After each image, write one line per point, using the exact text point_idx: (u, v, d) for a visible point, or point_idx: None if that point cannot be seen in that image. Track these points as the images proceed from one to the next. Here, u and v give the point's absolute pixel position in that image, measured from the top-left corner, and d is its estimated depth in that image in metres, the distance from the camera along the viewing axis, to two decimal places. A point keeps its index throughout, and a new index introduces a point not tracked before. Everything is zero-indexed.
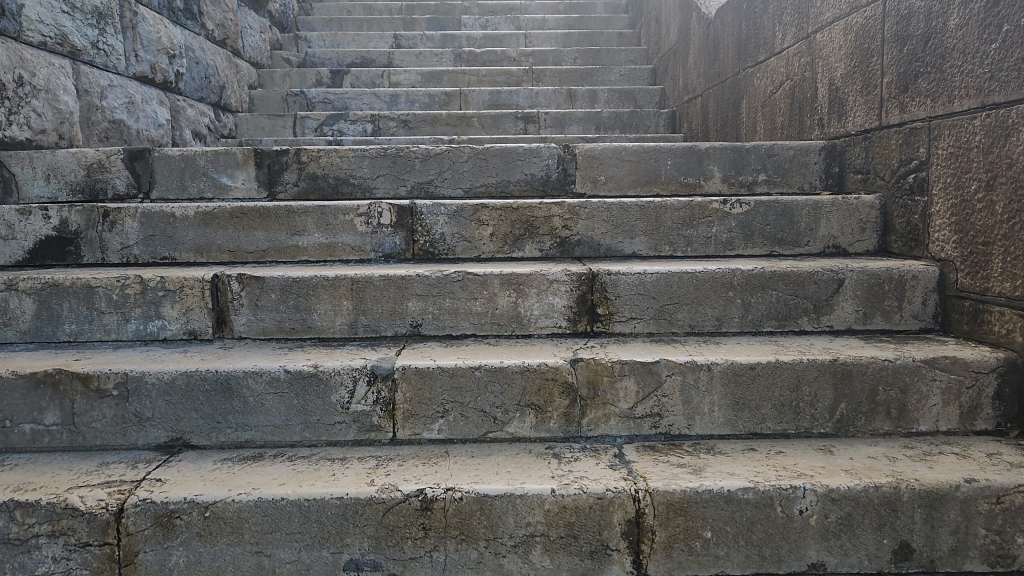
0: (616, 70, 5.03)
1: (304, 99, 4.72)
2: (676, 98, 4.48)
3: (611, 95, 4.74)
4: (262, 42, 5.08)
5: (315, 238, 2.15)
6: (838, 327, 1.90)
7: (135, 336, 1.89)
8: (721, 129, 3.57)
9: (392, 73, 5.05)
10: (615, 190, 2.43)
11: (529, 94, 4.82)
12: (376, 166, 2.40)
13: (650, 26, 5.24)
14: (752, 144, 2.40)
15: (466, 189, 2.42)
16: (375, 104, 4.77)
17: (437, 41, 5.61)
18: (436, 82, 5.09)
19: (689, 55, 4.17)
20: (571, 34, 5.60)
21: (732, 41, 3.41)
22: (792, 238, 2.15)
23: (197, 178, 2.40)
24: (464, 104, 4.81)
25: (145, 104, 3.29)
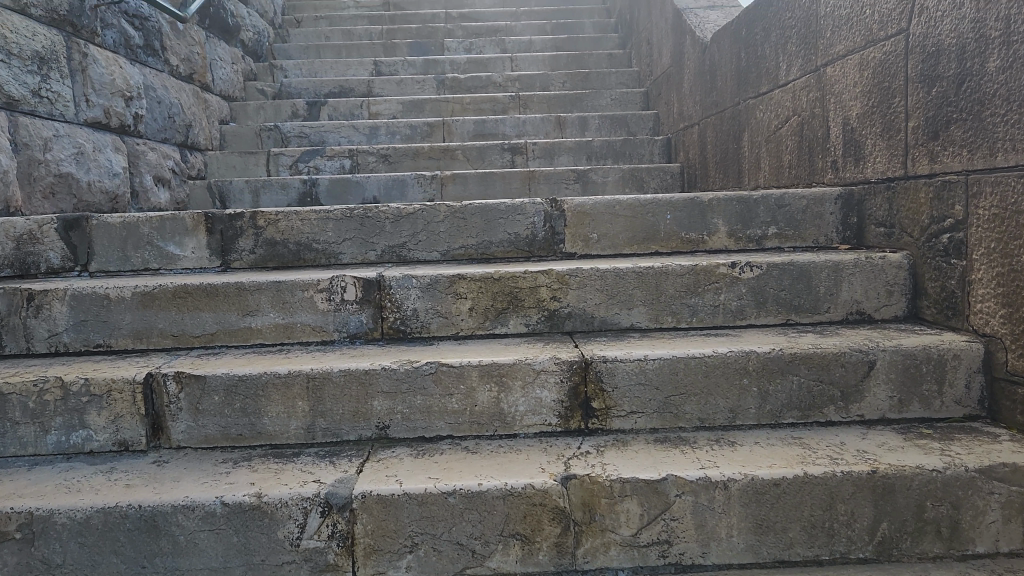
0: (607, 95, 4.80)
1: (279, 134, 4.50)
2: (671, 125, 4.25)
3: (602, 122, 4.51)
4: (235, 75, 4.85)
5: (270, 318, 1.89)
6: (869, 416, 1.65)
7: (55, 450, 1.63)
8: (721, 163, 3.33)
9: (372, 103, 4.81)
10: (609, 248, 2.18)
11: (516, 123, 4.58)
12: (341, 228, 2.15)
13: (641, 47, 5.01)
14: (759, 194, 2.16)
15: (443, 252, 2.17)
16: (353, 138, 4.54)
17: (420, 67, 5.40)
18: (418, 111, 4.84)
19: (683, 81, 3.94)
20: (559, 56, 5.37)
21: (730, 70, 3.18)
22: (811, 305, 1.90)
23: (141, 247, 2.15)
24: (448, 135, 4.57)
25: (97, 152, 3.05)
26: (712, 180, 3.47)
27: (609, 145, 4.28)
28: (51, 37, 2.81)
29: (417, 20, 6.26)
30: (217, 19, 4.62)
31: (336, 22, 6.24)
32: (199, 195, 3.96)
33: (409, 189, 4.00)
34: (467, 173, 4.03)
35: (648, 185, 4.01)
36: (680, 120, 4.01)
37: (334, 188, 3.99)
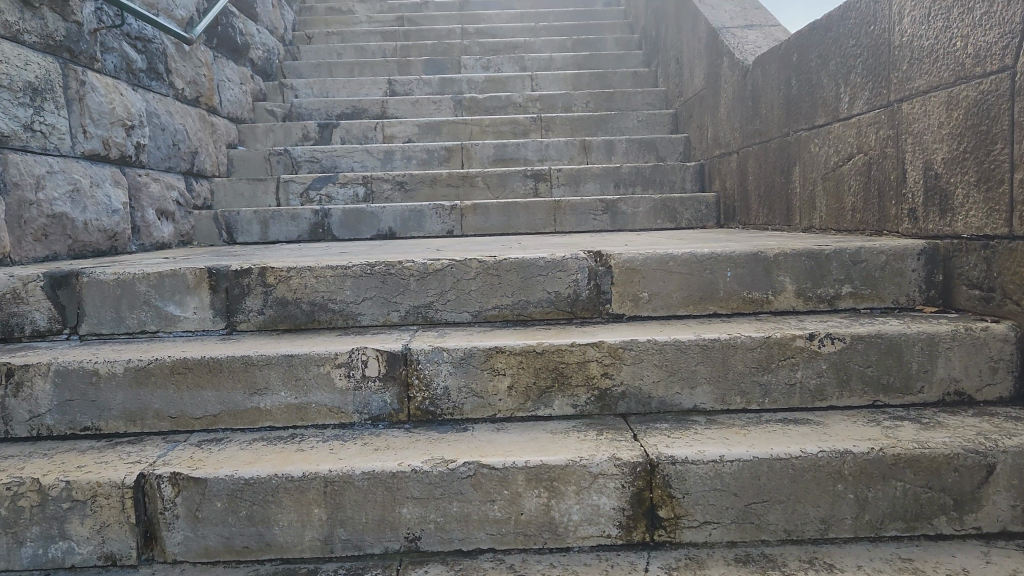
0: (633, 116, 4.58)
1: (289, 158, 4.30)
2: (704, 150, 4.01)
3: (630, 146, 4.30)
4: (243, 95, 4.65)
5: (280, 397, 1.66)
6: (987, 529, 1.40)
7: (31, 563, 1.40)
8: (766, 197, 3.10)
9: (387, 125, 4.61)
10: (661, 309, 1.93)
11: (539, 147, 4.36)
12: (361, 286, 1.91)
13: (669, 66, 4.79)
14: (831, 248, 1.91)
15: (475, 313, 1.93)
16: (367, 163, 4.34)
17: (435, 86, 5.19)
18: (435, 134, 4.63)
19: (719, 105, 3.71)
20: (581, 74, 5.15)
21: (777, 97, 2.95)
22: (901, 383, 1.65)
23: (137, 307, 1.91)
24: (467, 159, 4.35)
25: (94, 188, 2.83)
26: (755, 214, 3.23)
27: (639, 172, 4.05)
28: (45, 64, 2.59)
29: (432, 36, 6.05)
30: (225, 39, 4.42)
31: (347, 38, 6.04)
32: (205, 226, 3.74)
33: (427, 219, 3.79)
34: (489, 202, 3.81)
35: (681, 217, 3.78)
36: (716, 147, 3.78)
37: (347, 218, 3.77)
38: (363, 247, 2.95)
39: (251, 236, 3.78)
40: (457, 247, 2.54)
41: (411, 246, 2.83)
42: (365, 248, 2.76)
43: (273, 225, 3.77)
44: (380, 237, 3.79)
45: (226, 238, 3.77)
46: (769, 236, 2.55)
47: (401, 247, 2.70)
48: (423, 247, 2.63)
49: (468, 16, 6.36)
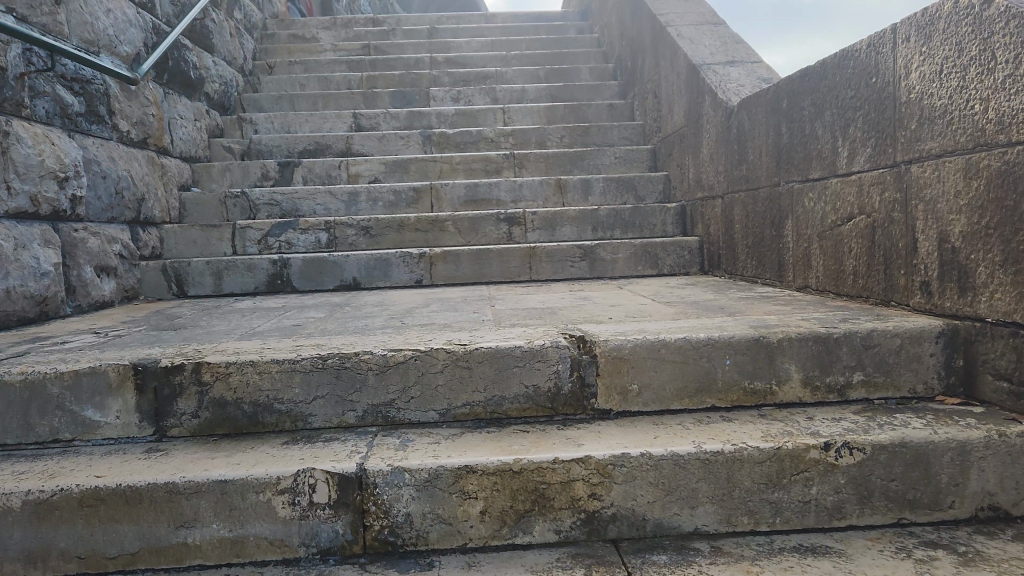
0: (610, 153, 4.43)
1: (246, 202, 4.05)
2: (685, 191, 3.84)
3: (607, 186, 4.14)
4: (197, 132, 4.39)
5: (213, 531, 1.41)
6: None
7: None
8: (755, 248, 2.92)
9: (351, 163, 4.38)
10: (653, 403, 1.71)
11: (512, 187, 4.16)
12: (311, 383, 1.67)
13: (647, 99, 4.62)
14: (840, 331, 1.72)
15: (442, 411, 1.70)
16: (330, 205, 4.10)
17: (403, 120, 4.98)
18: (402, 172, 4.41)
19: (701, 145, 3.54)
20: (556, 107, 4.99)
21: (765, 143, 2.77)
22: (930, 499, 1.45)
23: (48, 412, 1.64)
24: (437, 201, 4.14)
25: (19, 251, 2.55)
26: (743, 264, 3.05)
27: (617, 214, 3.88)
28: None
29: (400, 66, 5.85)
30: (176, 74, 4.17)
31: (311, 69, 5.82)
32: (153, 279, 3.46)
33: (393, 269, 3.55)
34: (460, 249, 3.58)
35: (663, 263, 3.60)
36: (699, 189, 3.61)
37: (308, 268, 3.52)
38: (323, 309, 2.72)
39: (203, 289, 3.50)
40: (424, 317, 2.32)
41: (374, 310, 2.61)
42: (323, 314, 2.54)
43: (228, 276, 3.50)
44: (343, 287, 3.54)
45: (176, 290, 3.49)
46: (761, 300, 2.36)
47: (362, 314, 2.48)
48: (386, 316, 2.41)
49: (437, 44, 6.18)
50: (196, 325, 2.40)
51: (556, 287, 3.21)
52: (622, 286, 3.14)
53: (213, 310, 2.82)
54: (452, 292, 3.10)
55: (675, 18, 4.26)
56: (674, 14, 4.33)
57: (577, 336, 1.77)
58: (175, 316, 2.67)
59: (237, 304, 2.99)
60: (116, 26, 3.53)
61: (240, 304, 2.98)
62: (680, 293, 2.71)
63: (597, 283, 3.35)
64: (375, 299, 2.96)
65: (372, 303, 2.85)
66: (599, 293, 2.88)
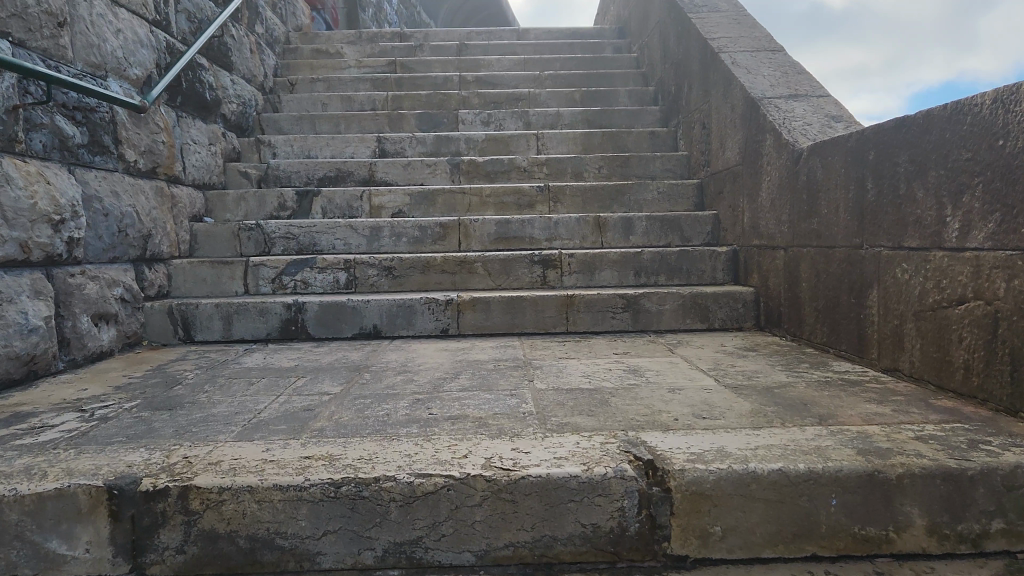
0: (653, 188, 4.14)
1: (261, 235, 3.79)
2: (739, 235, 3.53)
3: (650, 225, 3.85)
4: (212, 158, 4.14)
5: None
6: None
7: None
8: (828, 314, 2.60)
9: (374, 194, 4.12)
10: (738, 548, 1.40)
11: (547, 225, 3.86)
12: (321, 515, 1.37)
13: (693, 129, 4.34)
14: (973, 466, 1.38)
15: (480, 552, 1.40)
16: (351, 240, 3.83)
17: (430, 145, 4.72)
18: (428, 204, 4.15)
19: (760, 188, 3.23)
20: (592, 134, 4.74)
21: (846, 199, 2.45)
22: None
23: (4, 543, 1.35)
24: (465, 238, 3.84)
25: (5, 306, 2.28)
26: (812, 329, 2.72)
27: (661, 258, 3.57)
28: None
29: (428, 85, 5.62)
30: (190, 96, 3.92)
31: (335, 86, 5.57)
32: (157, 322, 3.19)
33: (418, 316, 3.25)
34: (491, 295, 3.27)
35: (713, 317, 3.28)
36: (757, 237, 3.29)
37: (324, 313, 3.23)
38: (340, 375, 2.43)
39: (211, 334, 3.23)
40: (453, 399, 2.02)
41: (396, 380, 2.32)
42: (338, 385, 2.25)
43: (238, 321, 3.22)
44: (362, 336, 3.25)
45: (182, 335, 3.21)
46: (844, 389, 2.04)
47: (383, 389, 2.19)
48: (410, 394, 2.12)
49: (467, 63, 5.91)
50: (194, 398, 2.11)
51: (598, 347, 2.90)
52: (672, 349, 2.83)
53: (217, 370, 2.54)
54: (483, 352, 2.81)
55: (727, 44, 3.95)
56: (726, 38, 4.01)
57: (645, 458, 1.44)
58: (175, 380, 2.39)
59: (246, 361, 2.71)
60: (125, 47, 3.27)
61: (249, 362, 2.70)
62: (742, 368, 2.39)
63: (642, 341, 3.04)
64: (398, 360, 2.67)
65: (395, 366, 2.57)
66: (649, 360, 2.57)
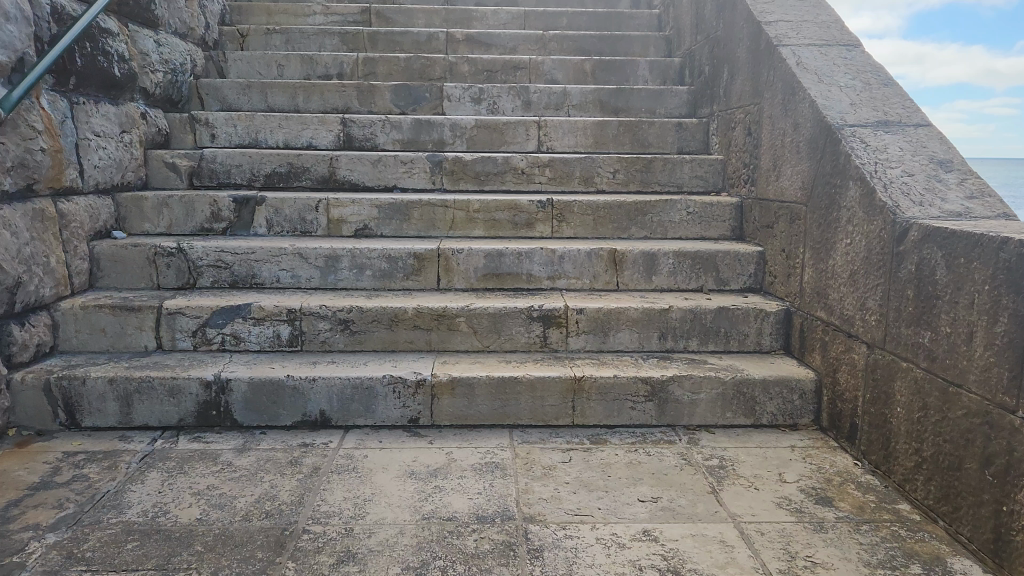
0: (682, 206, 3.34)
1: (184, 261, 2.98)
2: (796, 294, 2.77)
3: (679, 264, 3.07)
4: (124, 150, 3.27)
5: None
6: None
7: None
8: (940, 473, 1.88)
9: (333, 204, 3.28)
10: None
11: (549, 259, 3.06)
12: None
13: (733, 130, 3.50)
14: None
15: None
16: (300, 272, 3.02)
17: (407, 131, 3.86)
18: (401, 218, 3.32)
19: (838, 248, 2.45)
20: (607, 124, 3.89)
21: (992, 332, 1.69)
22: None
23: None
24: (445, 272, 3.05)
25: None
26: (910, 478, 2.02)
27: (694, 317, 2.81)
28: None
29: (408, 44, 4.68)
30: (90, 75, 3.02)
31: (295, 40, 4.61)
32: (31, 403, 2.41)
33: (378, 401, 2.49)
34: (477, 374, 2.52)
35: (761, 410, 2.56)
36: (825, 309, 2.54)
37: (255, 395, 2.46)
38: (252, 560, 1.69)
39: (104, 418, 2.44)
40: None
41: None
42: None
43: (139, 403, 2.44)
44: (305, 424, 2.50)
45: (64, 419, 2.44)
46: None
47: None
48: None
49: (456, 15, 4.95)
50: None
51: (616, 475, 2.18)
52: (714, 487, 2.11)
53: (80, 536, 1.78)
54: (462, 487, 2.08)
55: (788, 32, 3.07)
56: (785, 22, 3.13)
57: None
58: (6, 571, 1.63)
59: (130, 502, 1.96)
60: None
61: (135, 502, 1.95)
62: (828, 573, 1.67)
63: (671, 457, 2.31)
64: (343, 510, 1.93)
65: (335, 529, 1.83)
66: (690, 531, 1.85)
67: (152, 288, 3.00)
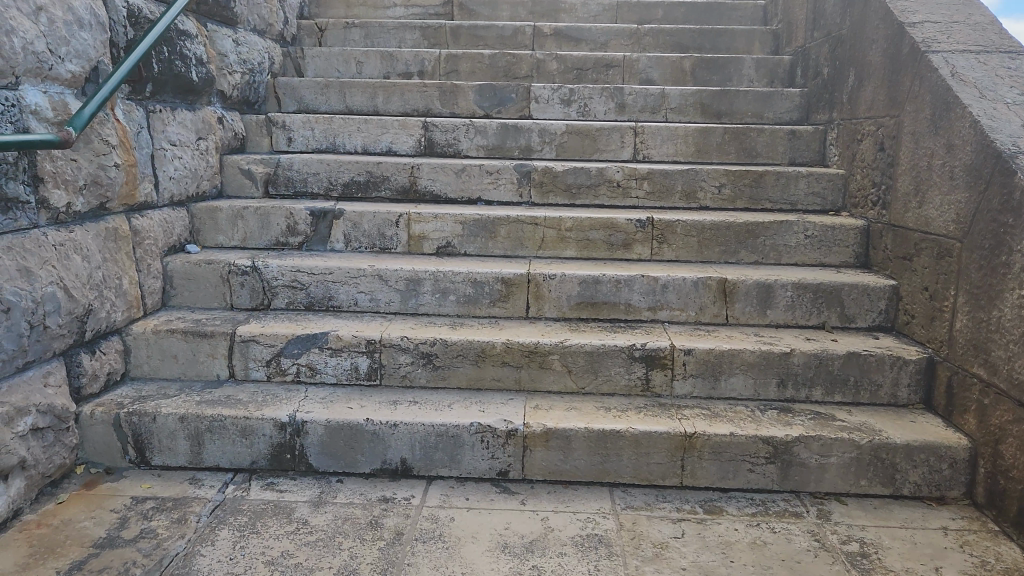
0: (799, 229, 2.98)
1: (259, 281, 2.82)
2: (944, 342, 2.38)
3: (798, 297, 2.72)
4: (199, 158, 3.11)
5: None
6: None
7: None
8: None
9: (415, 219, 3.06)
10: None
11: (650, 288, 2.76)
12: None
13: (859, 142, 3.10)
14: None
15: None
16: (379, 295, 2.82)
17: (492, 137, 3.59)
18: (487, 236, 3.06)
19: (1007, 299, 2.07)
20: (711, 130, 3.53)
21: None
22: None
23: None
24: (536, 299, 2.79)
25: None
26: None
27: (819, 364, 2.47)
28: None
29: (492, 38, 4.40)
30: (167, 80, 2.86)
31: (374, 35, 4.38)
32: (99, 439, 2.26)
33: (465, 451, 2.26)
34: (574, 425, 2.26)
35: (902, 480, 2.22)
36: (985, 367, 2.16)
37: (333, 440, 2.26)
38: None
39: (174, 458, 2.29)
40: None
41: None
42: None
43: (210, 443, 2.27)
44: (385, 472, 2.29)
45: (133, 457, 2.29)
46: None
47: None
48: None
49: (543, 6, 4.64)
50: None
51: (739, 561, 1.89)
52: None
53: None
54: (564, 568, 1.82)
55: (936, 35, 2.67)
56: (931, 24, 2.72)
57: None
58: None
59: (199, 570, 1.77)
60: (54, 34, 2.21)
61: (205, 571, 1.77)
62: None
63: (801, 537, 2.00)
64: None
65: None
66: None
67: (225, 308, 2.85)
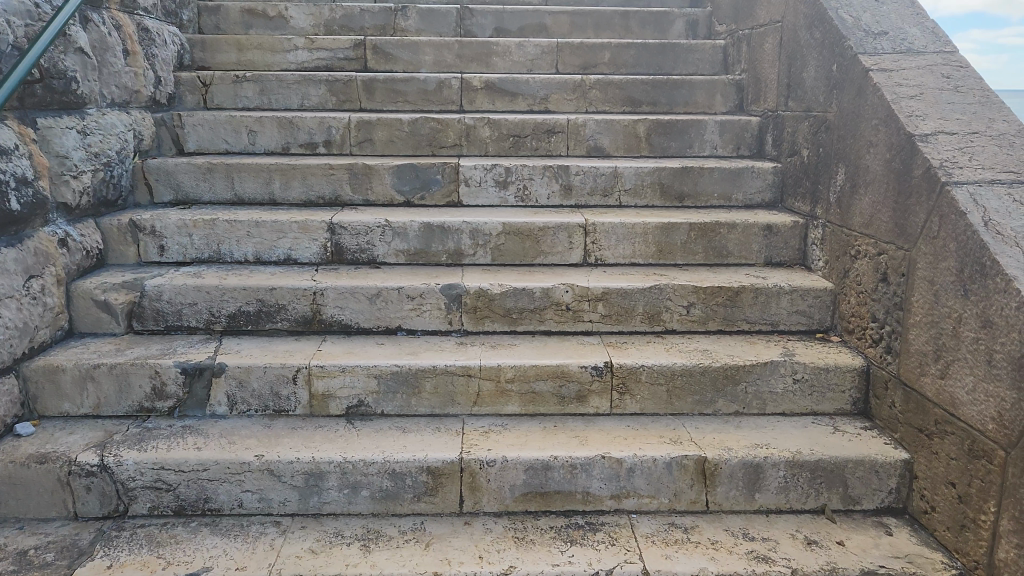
0: (786, 373, 2.47)
1: (110, 483, 2.16)
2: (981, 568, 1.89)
3: (792, 478, 2.22)
4: (30, 304, 2.40)
5: None
6: None
7: None
8: None
9: (318, 374, 2.43)
10: None
11: (613, 473, 2.22)
12: None
13: (852, 258, 2.59)
14: None
15: None
16: (270, 494, 2.20)
17: (414, 239, 2.96)
18: (408, 391, 2.46)
19: None
20: (675, 225, 2.98)
21: None
22: None
23: None
24: (470, 490, 2.21)
25: None
26: None
27: None
28: None
29: (413, 93, 3.73)
30: None
31: (271, 90, 3.65)
32: None
33: None
34: None
35: None
36: None
37: None
38: None
39: None
40: None
41: None
42: None
43: None
44: None
45: None
46: None
47: None
48: None
49: (473, 48, 3.98)
50: None
51: None
52: None
53: None
54: None
55: (955, 154, 2.15)
56: (946, 137, 2.21)
57: None
58: None
59: None
60: None
61: None
62: None
63: None
64: None
65: None
66: None
67: (66, 516, 2.19)
